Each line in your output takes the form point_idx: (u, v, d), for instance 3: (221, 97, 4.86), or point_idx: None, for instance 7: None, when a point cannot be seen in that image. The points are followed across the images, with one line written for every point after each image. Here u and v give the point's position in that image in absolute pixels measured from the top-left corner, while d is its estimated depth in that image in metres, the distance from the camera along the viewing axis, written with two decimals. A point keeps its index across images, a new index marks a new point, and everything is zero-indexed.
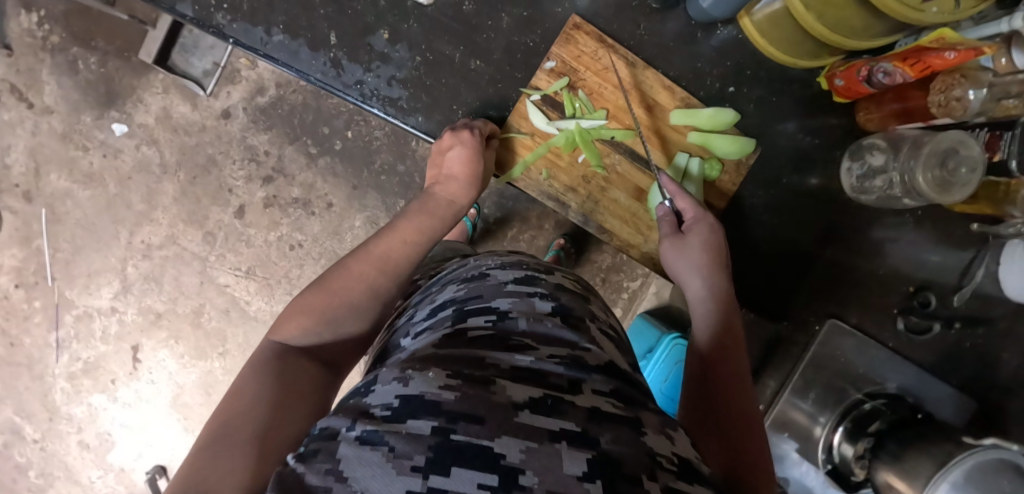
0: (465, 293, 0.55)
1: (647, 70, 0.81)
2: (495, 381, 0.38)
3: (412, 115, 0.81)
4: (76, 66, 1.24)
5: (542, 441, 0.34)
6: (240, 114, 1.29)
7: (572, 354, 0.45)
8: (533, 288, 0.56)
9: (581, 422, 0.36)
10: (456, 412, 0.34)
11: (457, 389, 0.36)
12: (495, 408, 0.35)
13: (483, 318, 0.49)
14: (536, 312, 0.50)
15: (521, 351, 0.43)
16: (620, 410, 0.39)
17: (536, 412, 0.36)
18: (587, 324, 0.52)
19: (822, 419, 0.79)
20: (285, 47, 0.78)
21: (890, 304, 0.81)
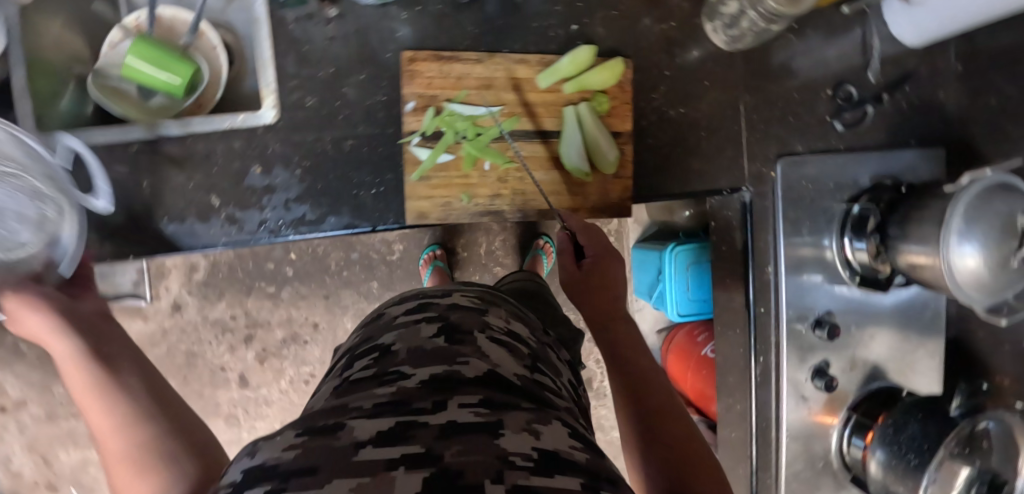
0: (359, 340, 0.61)
1: (494, 57, 0.73)
2: (343, 425, 0.41)
3: (321, 220, 0.70)
4: (21, 349, 1.21)
5: (376, 473, 0.35)
6: (189, 299, 1.28)
7: (447, 370, 0.49)
8: (423, 312, 0.62)
9: (425, 442, 0.38)
10: (293, 468, 0.36)
11: (300, 446, 0.39)
12: (332, 455, 0.37)
13: (368, 358, 0.54)
14: (418, 338, 0.55)
15: (390, 382, 0.47)
16: (480, 417, 0.42)
17: (377, 444, 0.38)
18: (473, 335, 0.57)
19: (827, 242, 0.84)
20: (180, 233, 0.70)
21: (823, 114, 0.83)
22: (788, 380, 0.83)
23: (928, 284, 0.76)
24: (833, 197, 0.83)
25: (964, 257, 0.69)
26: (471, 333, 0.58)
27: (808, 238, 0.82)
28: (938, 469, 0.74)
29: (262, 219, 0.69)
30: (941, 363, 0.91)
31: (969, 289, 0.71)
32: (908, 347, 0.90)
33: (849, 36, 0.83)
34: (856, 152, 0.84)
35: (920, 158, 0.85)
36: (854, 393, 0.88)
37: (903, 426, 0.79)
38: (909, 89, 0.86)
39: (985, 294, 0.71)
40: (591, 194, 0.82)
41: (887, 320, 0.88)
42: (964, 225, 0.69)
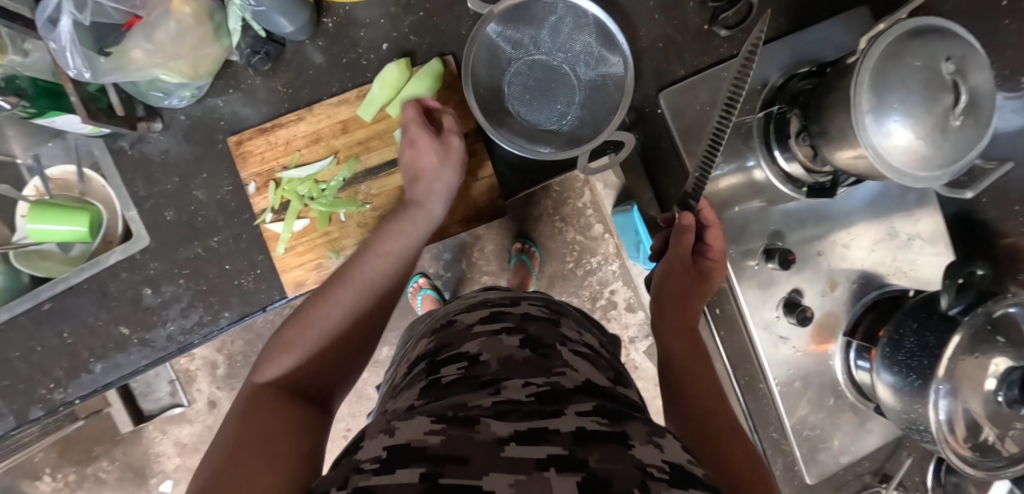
0: (433, 345, 0.53)
1: (312, 109, 0.69)
2: (478, 419, 0.38)
3: (218, 317, 0.71)
4: (101, 476, 1.35)
5: (530, 472, 0.33)
6: (220, 393, 1.35)
7: (549, 381, 0.44)
8: (499, 323, 0.54)
9: (567, 446, 0.35)
10: (444, 455, 0.34)
11: (443, 432, 0.36)
12: (479, 445, 0.35)
13: (455, 365, 0.48)
14: (504, 346, 0.49)
15: (492, 388, 0.43)
16: (605, 426, 0.39)
17: (522, 443, 0.36)
18: (558, 349, 0.51)
19: (753, 162, 0.75)
20: (110, 368, 0.73)
21: (697, 27, 0.74)
22: (753, 321, 0.75)
23: (871, 176, 0.65)
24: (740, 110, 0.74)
25: (890, 136, 0.57)
26: (555, 346, 0.51)
27: (728, 167, 0.75)
28: (944, 380, 0.62)
29: (167, 333, 0.71)
30: (947, 247, 0.78)
31: (913, 170, 0.59)
32: (898, 243, 0.77)
33: None
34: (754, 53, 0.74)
35: (836, 28, 0.74)
36: (846, 313, 0.77)
37: (900, 343, 0.68)
38: None
39: (939, 169, 0.58)
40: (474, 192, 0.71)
41: (861, 220, 0.77)
42: (876, 100, 0.58)
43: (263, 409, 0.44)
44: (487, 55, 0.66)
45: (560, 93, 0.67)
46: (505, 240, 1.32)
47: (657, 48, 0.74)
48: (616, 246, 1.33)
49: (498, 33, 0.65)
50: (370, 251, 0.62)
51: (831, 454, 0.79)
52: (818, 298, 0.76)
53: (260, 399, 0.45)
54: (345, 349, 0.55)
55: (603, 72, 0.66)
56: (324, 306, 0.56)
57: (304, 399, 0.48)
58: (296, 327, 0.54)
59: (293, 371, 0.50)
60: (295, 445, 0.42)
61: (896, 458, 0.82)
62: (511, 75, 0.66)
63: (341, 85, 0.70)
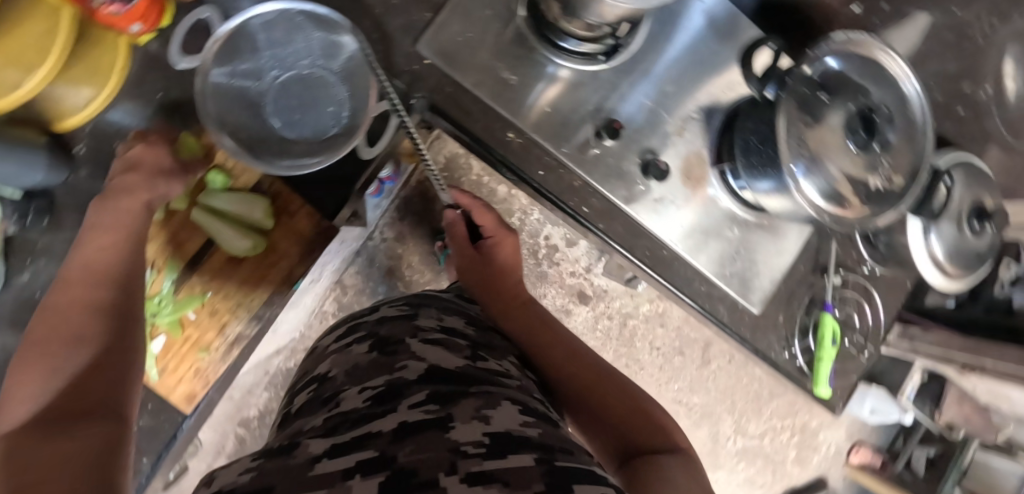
0: (299, 374, 0.52)
1: None
2: (299, 444, 0.34)
3: (139, 465, 0.70)
4: None
5: (331, 484, 0.28)
6: None
7: (387, 379, 0.40)
8: (351, 339, 0.51)
9: (380, 446, 0.31)
10: (246, 489, 0.29)
11: (256, 468, 0.31)
12: (286, 473, 0.30)
13: (308, 393, 0.45)
14: (352, 356, 0.46)
15: (331, 405, 0.39)
16: (430, 414, 0.34)
17: (333, 456, 0.31)
18: (408, 342, 0.46)
19: (552, 65, 0.72)
20: None
21: None
22: (618, 199, 0.74)
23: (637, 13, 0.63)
24: (500, 18, 0.71)
25: None
26: (404, 340, 0.47)
27: (520, 77, 0.72)
28: (795, 160, 0.60)
29: None
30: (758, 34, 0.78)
31: None
32: (715, 59, 0.77)
33: None
34: None
35: None
36: (705, 144, 0.76)
37: (750, 143, 0.68)
38: None
39: None
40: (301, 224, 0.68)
41: (673, 55, 0.76)
42: None
43: (24, 446, 0.34)
44: (232, 100, 0.62)
45: (325, 99, 0.66)
46: None
47: None
48: None
49: (225, 75, 0.62)
50: (79, 254, 0.53)
51: (759, 275, 0.79)
52: (670, 148, 0.75)
53: (15, 445, 0.35)
54: (106, 348, 0.46)
55: (347, 56, 0.65)
56: (58, 322, 0.47)
57: (83, 418, 0.39)
58: (30, 362, 0.44)
59: (50, 401, 0.40)
60: (75, 467, 0.33)
61: (824, 248, 0.81)
62: (269, 106, 0.65)
63: None
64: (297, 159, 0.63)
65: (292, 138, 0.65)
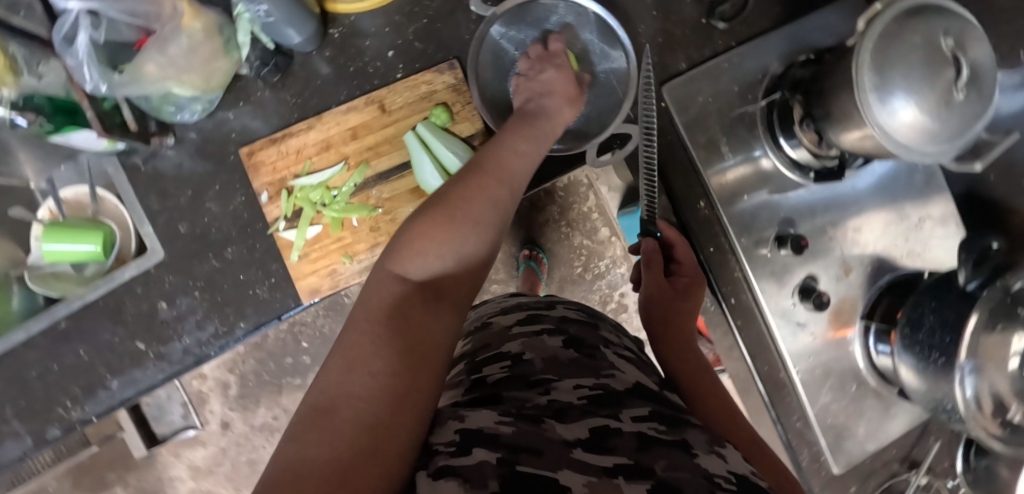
0: (473, 345, 0.54)
1: (322, 117, 0.70)
2: (541, 418, 0.38)
3: (234, 329, 0.71)
4: None
5: (599, 475, 0.33)
6: (233, 414, 1.35)
7: (598, 384, 0.44)
8: (539, 325, 0.53)
9: (631, 454, 0.36)
10: (516, 443, 0.34)
11: (513, 424, 0.37)
12: (550, 444, 0.35)
13: (499, 366, 0.47)
14: (549, 347, 0.49)
15: (545, 386, 0.43)
16: (663, 434, 0.38)
17: (587, 449, 0.36)
18: (603, 351, 0.51)
19: (760, 152, 0.75)
20: (126, 383, 0.73)
21: (697, 20, 0.75)
22: (769, 309, 0.75)
23: (880, 155, 0.65)
24: (744, 100, 0.75)
25: (895, 114, 0.58)
26: (598, 347, 0.51)
27: (735, 157, 0.75)
28: (968, 359, 0.60)
29: (183, 346, 0.71)
30: (958, 227, 0.77)
31: (922, 147, 0.59)
32: (912, 224, 0.77)
33: None
34: (751, 42, 0.75)
35: (833, 16, 0.75)
36: (863, 297, 0.77)
37: (920, 322, 0.68)
38: None
39: (945, 143, 0.59)
40: None
41: (872, 204, 0.77)
42: (878, 78, 0.58)
43: (406, 318, 0.41)
44: (492, 56, 0.68)
45: None
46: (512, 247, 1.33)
47: (657, 43, 0.75)
48: (623, 248, 1.33)
49: (501, 34, 0.67)
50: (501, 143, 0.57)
51: (853, 437, 0.78)
52: (833, 283, 0.76)
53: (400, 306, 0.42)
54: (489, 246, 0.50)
55: (605, 68, 0.68)
56: (467, 198, 0.50)
57: (433, 311, 0.43)
58: (451, 216, 0.47)
59: (441, 270, 0.47)
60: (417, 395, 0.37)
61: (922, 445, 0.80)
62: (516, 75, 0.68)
63: (349, 93, 0.70)
64: None
65: None
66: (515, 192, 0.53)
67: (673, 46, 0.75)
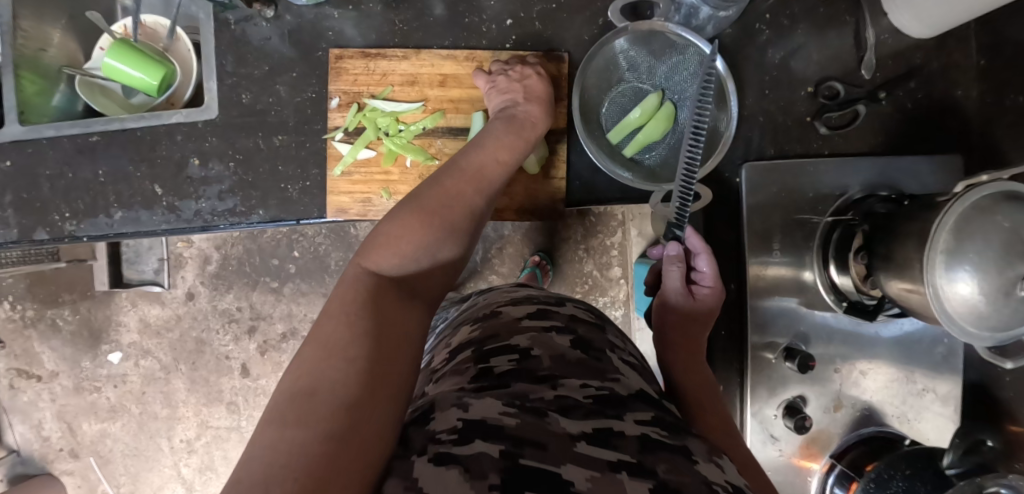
0: (478, 333, 0.52)
1: (420, 53, 0.69)
2: (546, 412, 0.38)
3: (251, 213, 0.70)
4: (57, 325, 1.33)
5: (604, 471, 0.34)
6: (202, 289, 1.34)
7: (604, 385, 0.44)
8: (547, 320, 0.53)
9: (635, 454, 0.36)
10: (522, 436, 0.35)
11: (517, 416, 0.37)
12: (554, 437, 0.36)
13: (506, 358, 0.45)
14: (557, 345, 0.48)
15: (553, 383, 0.42)
16: (667, 439, 0.39)
17: (592, 443, 0.36)
18: (609, 355, 0.50)
19: (807, 261, 0.75)
20: (129, 219, 0.72)
21: (802, 115, 0.75)
22: (751, 410, 0.75)
23: (920, 315, 0.64)
24: (812, 209, 0.74)
25: (953, 283, 0.57)
26: (606, 351, 0.50)
27: (782, 256, 0.74)
28: None
29: (197, 208, 0.71)
30: (956, 411, 0.77)
31: (964, 323, 0.58)
32: (916, 391, 0.77)
33: (840, 31, 0.74)
34: (842, 158, 0.74)
35: (930, 165, 0.74)
36: (840, 437, 0.76)
37: (887, 483, 0.67)
38: (913, 86, 0.74)
39: (987, 330, 0.58)
40: (543, 190, 0.70)
41: (886, 355, 0.76)
42: (954, 244, 0.58)
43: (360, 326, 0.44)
44: (603, 65, 0.67)
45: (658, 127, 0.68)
46: (525, 248, 1.32)
47: (755, 120, 0.75)
48: (627, 293, 1.32)
49: (622, 49, 0.66)
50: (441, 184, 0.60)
51: None
52: (819, 412, 0.76)
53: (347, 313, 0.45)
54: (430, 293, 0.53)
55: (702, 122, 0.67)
56: (402, 238, 0.54)
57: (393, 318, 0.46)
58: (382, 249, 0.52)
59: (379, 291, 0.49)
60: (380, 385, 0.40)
61: None
62: (616, 93, 0.67)
63: (454, 41, 0.70)
64: (593, 146, 0.66)
65: (604, 129, 0.68)
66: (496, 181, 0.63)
67: (768, 130, 0.75)
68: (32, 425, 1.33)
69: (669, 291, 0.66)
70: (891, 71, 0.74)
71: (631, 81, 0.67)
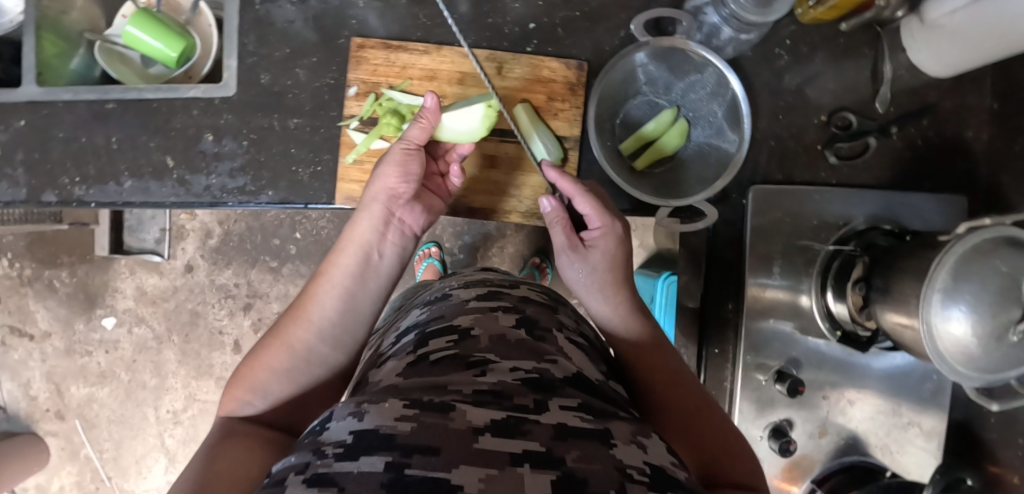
0: (431, 316, 0.58)
1: (442, 50, 0.70)
2: (455, 405, 0.40)
3: (260, 193, 0.70)
4: (54, 285, 1.33)
5: (503, 468, 0.35)
6: (201, 262, 1.35)
7: (537, 368, 0.47)
8: (494, 302, 0.59)
9: (546, 442, 0.37)
10: (412, 444, 0.35)
11: (416, 419, 0.38)
12: (451, 436, 0.36)
13: (444, 339, 0.51)
14: (499, 325, 0.53)
15: (482, 366, 0.46)
16: (588, 424, 0.41)
17: (497, 435, 0.37)
18: (553, 335, 0.55)
19: (806, 287, 0.75)
20: (138, 189, 0.72)
21: (812, 143, 0.75)
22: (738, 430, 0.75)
23: (912, 350, 0.65)
24: (815, 236, 0.75)
25: (948, 322, 0.58)
26: (550, 331, 0.55)
27: (782, 281, 0.75)
28: None
29: (207, 183, 0.71)
30: (938, 447, 0.78)
31: (956, 364, 0.59)
32: (899, 424, 0.78)
33: (858, 62, 0.75)
34: (848, 189, 0.75)
35: (934, 202, 0.75)
36: (821, 463, 0.77)
37: None
38: (925, 123, 0.75)
39: (975, 371, 0.59)
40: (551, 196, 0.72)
41: (873, 388, 0.77)
42: (951, 283, 0.58)
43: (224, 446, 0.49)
44: (623, 78, 0.66)
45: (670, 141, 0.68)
46: (525, 249, 1.33)
47: (767, 144, 0.75)
48: None
49: (642, 64, 0.65)
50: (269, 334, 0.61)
51: None
52: (804, 437, 0.77)
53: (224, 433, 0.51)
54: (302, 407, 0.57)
55: (714, 143, 0.67)
56: (250, 380, 0.56)
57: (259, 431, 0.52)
58: (246, 376, 0.57)
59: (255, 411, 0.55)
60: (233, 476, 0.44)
61: None
62: (630, 107, 0.68)
63: (476, 40, 0.70)
64: (606, 156, 0.66)
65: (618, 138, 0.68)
66: (355, 264, 0.63)
67: (779, 155, 0.76)
68: (20, 384, 1.34)
69: (562, 253, 0.68)
70: (905, 107, 0.75)
71: (649, 95, 0.68)
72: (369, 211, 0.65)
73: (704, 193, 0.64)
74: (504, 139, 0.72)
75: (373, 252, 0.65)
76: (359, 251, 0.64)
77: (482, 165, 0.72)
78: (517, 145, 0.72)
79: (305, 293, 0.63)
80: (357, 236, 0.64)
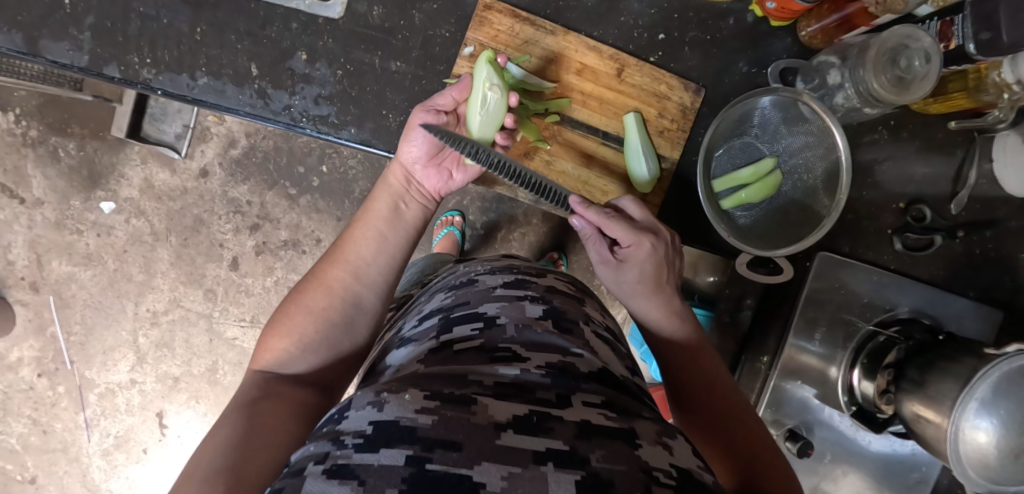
0: (452, 301, 0.51)
1: (568, 34, 0.68)
2: (476, 399, 0.35)
3: (343, 128, 0.69)
4: (57, 154, 1.25)
5: (525, 466, 0.31)
6: (218, 170, 1.29)
7: (561, 362, 0.41)
8: (523, 290, 0.51)
9: (568, 440, 0.33)
10: (435, 437, 0.32)
11: (436, 411, 0.34)
12: (474, 431, 0.32)
13: (469, 327, 0.45)
14: (525, 318, 0.46)
15: (507, 363, 0.40)
16: (612, 422, 0.36)
17: (519, 431, 0.33)
18: (580, 328, 0.48)
19: (839, 360, 0.77)
20: (211, 88, 0.68)
21: (884, 225, 0.78)
22: None
23: (928, 445, 0.67)
24: (860, 313, 0.77)
25: (976, 430, 0.60)
26: (577, 324, 0.48)
27: (819, 348, 0.77)
28: None
29: (288, 103, 0.68)
30: None
31: (970, 469, 0.61)
32: None
33: (947, 158, 0.76)
34: (901, 277, 0.77)
35: (973, 311, 0.77)
36: None
37: None
38: (988, 235, 0.77)
39: (984, 479, 0.61)
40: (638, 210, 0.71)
41: (865, 466, 0.80)
42: (990, 395, 0.60)
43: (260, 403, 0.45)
44: (739, 115, 0.66)
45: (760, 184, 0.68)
46: (546, 241, 1.31)
47: None
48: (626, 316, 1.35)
49: (762, 107, 0.66)
50: (310, 274, 0.56)
51: None
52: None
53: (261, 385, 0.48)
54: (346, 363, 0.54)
55: (804, 200, 0.68)
56: (284, 328, 0.51)
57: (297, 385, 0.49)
58: (279, 325, 0.52)
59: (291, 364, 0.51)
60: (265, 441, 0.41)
61: None
62: (734, 144, 0.68)
63: (602, 34, 0.69)
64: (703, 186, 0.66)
65: (715, 172, 0.68)
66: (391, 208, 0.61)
67: (844, 226, 0.78)
68: None
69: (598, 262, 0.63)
70: (977, 214, 0.76)
71: (756, 140, 0.68)
72: (394, 172, 0.63)
73: (791, 249, 0.65)
74: (605, 142, 0.71)
75: (402, 205, 0.62)
76: (394, 201, 0.62)
77: (581, 162, 0.70)
78: (615, 150, 0.71)
79: (345, 235, 0.59)
80: (389, 186, 0.63)
